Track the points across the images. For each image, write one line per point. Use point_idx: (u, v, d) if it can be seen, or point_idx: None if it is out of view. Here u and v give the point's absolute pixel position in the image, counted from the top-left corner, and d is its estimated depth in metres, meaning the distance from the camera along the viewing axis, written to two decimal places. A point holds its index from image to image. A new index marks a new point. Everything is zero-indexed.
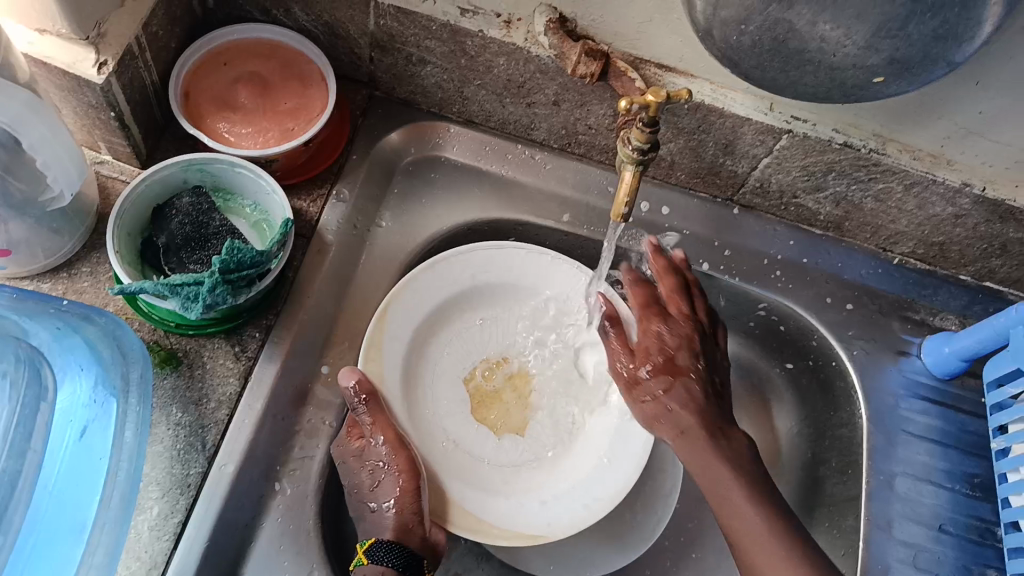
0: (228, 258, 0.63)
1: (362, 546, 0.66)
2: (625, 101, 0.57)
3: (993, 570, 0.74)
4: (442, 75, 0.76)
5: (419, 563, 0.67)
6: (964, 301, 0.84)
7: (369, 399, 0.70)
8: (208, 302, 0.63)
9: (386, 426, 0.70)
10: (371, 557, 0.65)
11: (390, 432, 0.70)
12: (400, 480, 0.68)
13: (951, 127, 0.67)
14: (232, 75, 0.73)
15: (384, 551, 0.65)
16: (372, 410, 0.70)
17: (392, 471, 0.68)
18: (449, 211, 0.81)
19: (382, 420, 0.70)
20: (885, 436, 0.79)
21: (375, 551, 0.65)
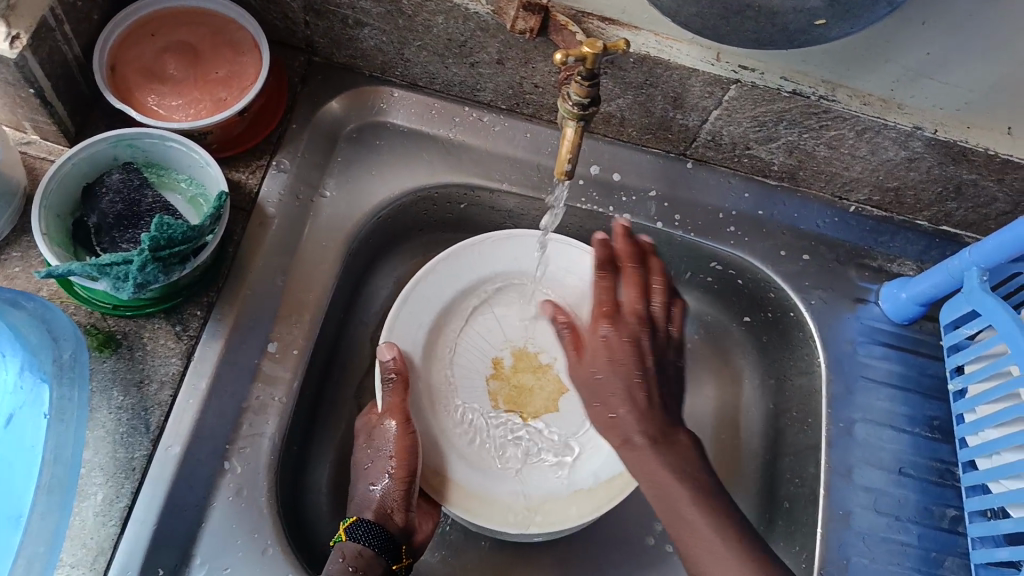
0: (156, 235, 0.61)
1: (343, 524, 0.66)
2: (560, 54, 0.54)
3: (951, 510, 0.75)
4: (381, 37, 0.73)
5: (398, 547, 0.66)
6: (921, 246, 0.84)
7: (399, 379, 0.70)
8: (139, 282, 0.61)
9: (398, 410, 0.69)
10: (350, 534, 0.65)
11: (401, 414, 0.69)
12: (393, 466, 0.67)
13: (900, 70, 0.66)
14: (159, 46, 0.69)
15: (364, 530, 0.65)
16: (395, 388, 0.69)
17: (388, 453, 0.67)
18: (395, 175, 0.79)
19: (397, 404, 0.69)
20: (844, 384, 0.79)
21: (356, 527, 0.65)
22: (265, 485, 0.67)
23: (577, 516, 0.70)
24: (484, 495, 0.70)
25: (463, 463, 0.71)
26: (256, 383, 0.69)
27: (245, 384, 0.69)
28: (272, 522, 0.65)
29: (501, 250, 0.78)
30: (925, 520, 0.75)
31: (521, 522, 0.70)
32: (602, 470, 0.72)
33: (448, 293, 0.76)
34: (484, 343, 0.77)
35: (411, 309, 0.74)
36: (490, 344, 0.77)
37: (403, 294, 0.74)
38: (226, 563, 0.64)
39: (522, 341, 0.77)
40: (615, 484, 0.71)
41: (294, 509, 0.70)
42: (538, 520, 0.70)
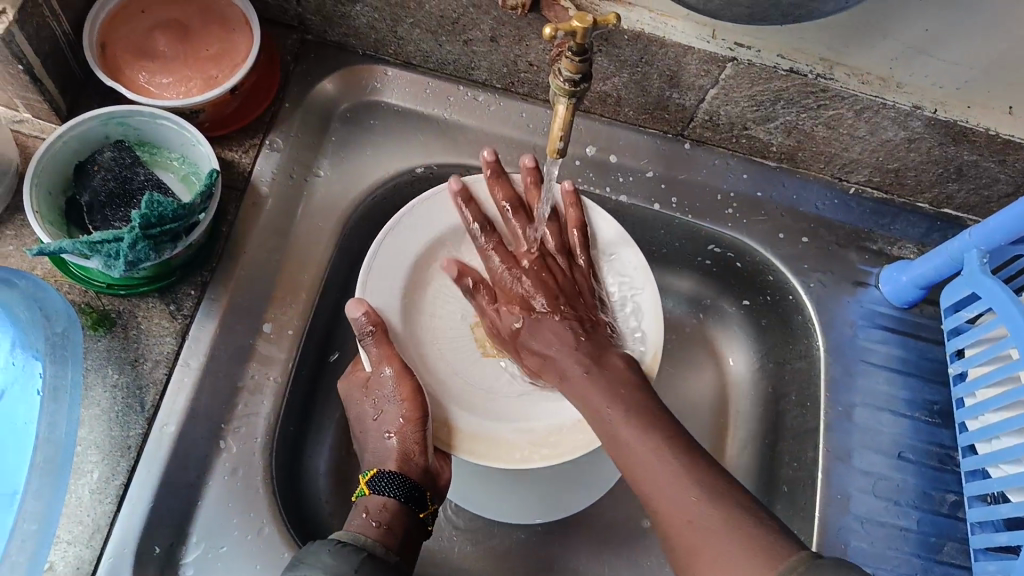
0: (148, 213, 0.61)
1: (365, 476, 0.63)
2: (549, 28, 0.53)
3: (950, 495, 0.74)
4: (373, 14, 0.72)
5: (423, 494, 0.63)
6: (921, 228, 0.83)
7: (377, 330, 0.67)
8: (130, 260, 0.61)
9: (393, 356, 0.66)
10: (373, 486, 0.62)
11: (397, 360, 0.66)
12: (403, 411, 0.65)
13: (899, 46, 0.65)
14: (149, 23, 0.69)
15: (388, 482, 0.62)
16: (378, 341, 0.66)
17: (395, 403, 0.65)
18: (391, 155, 0.79)
19: (389, 351, 0.67)
20: (842, 367, 0.78)
21: (379, 479, 0.62)
22: (260, 463, 0.67)
23: (584, 443, 0.67)
24: (485, 436, 0.67)
25: (463, 410, 0.68)
26: (250, 362, 0.69)
27: (239, 363, 0.69)
28: (267, 501, 0.66)
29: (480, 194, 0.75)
30: (924, 504, 0.74)
31: (525, 458, 0.66)
32: None
33: (416, 253, 0.73)
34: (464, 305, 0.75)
35: (385, 262, 0.71)
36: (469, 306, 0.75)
37: (374, 250, 0.71)
38: (222, 543, 0.64)
39: None
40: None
41: (291, 489, 0.70)
42: (543, 454, 0.67)
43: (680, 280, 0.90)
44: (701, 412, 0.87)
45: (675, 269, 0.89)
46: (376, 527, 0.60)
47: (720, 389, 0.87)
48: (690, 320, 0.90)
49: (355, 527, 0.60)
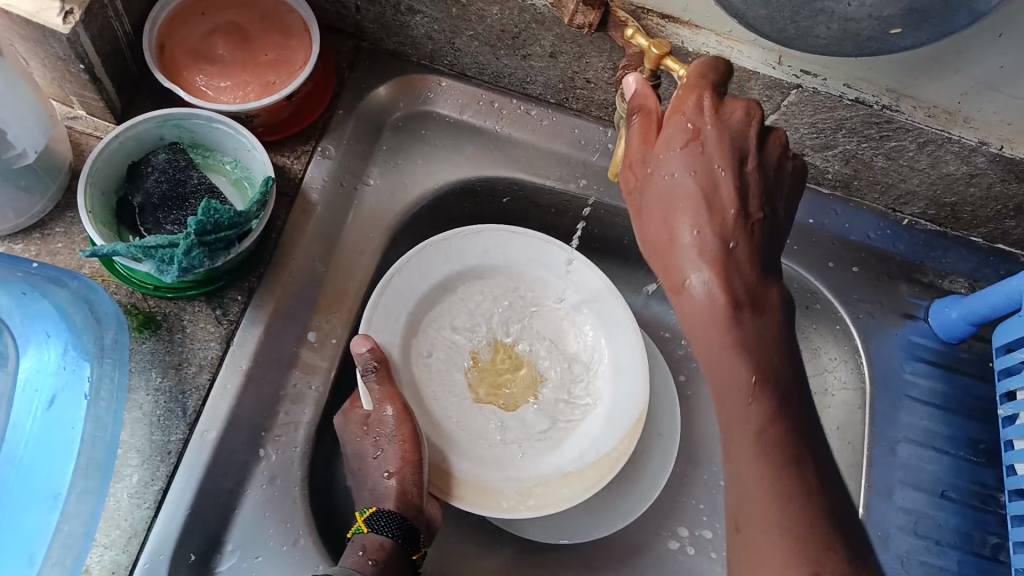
0: (204, 219, 0.61)
1: (362, 514, 0.65)
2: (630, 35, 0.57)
3: (992, 537, 0.73)
4: (432, 25, 0.71)
5: (417, 535, 0.65)
6: (973, 263, 0.81)
7: (381, 366, 0.66)
8: (184, 266, 0.61)
9: (394, 397, 0.66)
10: (371, 524, 0.64)
11: (399, 401, 0.66)
12: (402, 451, 0.65)
13: (969, 82, 0.63)
14: (208, 27, 0.68)
15: (386, 521, 0.64)
16: (382, 378, 0.66)
17: (394, 441, 0.65)
18: (440, 166, 0.78)
19: (390, 392, 0.66)
20: (888, 402, 0.77)
21: (377, 519, 0.64)
22: (297, 475, 0.66)
23: (570, 496, 0.69)
24: (475, 482, 0.69)
25: (462, 458, 0.70)
26: (293, 370, 0.69)
27: (283, 372, 0.68)
28: (302, 512, 0.65)
29: (475, 243, 0.76)
30: (965, 545, 0.73)
31: (513, 507, 0.68)
32: (588, 450, 0.71)
33: (421, 288, 0.74)
34: (464, 340, 0.76)
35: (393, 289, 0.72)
36: (468, 340, 0.76)
37: (381, 284, 0.70)
38: (259, 552, 0.64)
39: (499, 334, 0.77)
40: (606, 460, 0.70)
41: (324, 501, 0.70)
42: (529, 504, 0.69)
43: None
44: None
45: None
46: (371, 564, 0.62)
47: None
48: None
49: (351, 563, 0.61)
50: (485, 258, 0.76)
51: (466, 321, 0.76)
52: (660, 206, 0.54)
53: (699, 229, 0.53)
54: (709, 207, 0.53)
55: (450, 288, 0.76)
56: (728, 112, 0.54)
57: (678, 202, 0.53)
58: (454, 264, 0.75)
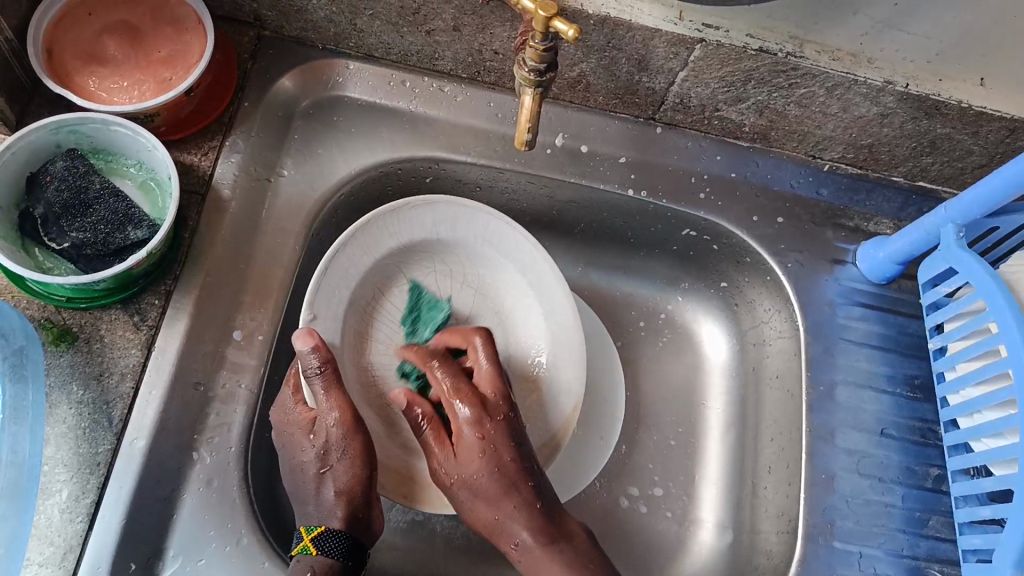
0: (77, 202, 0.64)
1: (308, 532, 0.61)
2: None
3: (934, 468, 0.74)
4: (331, 8, 0.70)
5: (362, 549, 0.63)
6: (897, 203, 0.82)
7: (327, 367, 0.64)
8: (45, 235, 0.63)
9: (342, 401, 0.64)
10: (320, 547, 0.60)
11: (345, 408, 0.64)
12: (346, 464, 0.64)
13: (869, 21, 0.64)
14: (98, 27, 0.66)
15: (333, 541, 0.61)
16: (327, 381, 0.64)
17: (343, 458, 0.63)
18: (356, 151, 0.77)
19: (336, 395, 0.64)
20: (822, 347, 0.77)
21: (325, 540, 0.61)
22: (236, 475, 0.65)
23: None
24: (428, 480, 0.70)
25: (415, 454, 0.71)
26: (221, 370, 0.68)
27: (208, 372, 0.67)
28: (242, 510, 0.65)
29: (430, 217, 0.74)
30: (909, 480, 0.74)
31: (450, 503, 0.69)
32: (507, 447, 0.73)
33: (364, 262, 0.72)
34: (401, 317, 0.75)
35: (331, 284, 0.69)
36: (406, 318, 0.75)
37: (319, 270, 0.68)
38: (200, 556, 0.63)
39: (441, 312, 0.76)
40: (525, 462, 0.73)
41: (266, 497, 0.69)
42: (448, 498, 0.69)
43: (656, 266, 0.89)
44: (682, 397, 0.86)
45: (650, 255, 0.88)
46: None
47: (699, 373, 0.87)
48: (665, 305, 0.89)
49: None
50: (433, 230, 0.75)
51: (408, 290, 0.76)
52: (472, 498, 0.64)
53: (522, 510, 0.63)
54: (506, 497, 0.63)
55: (394, 259, 0.75)
56: (467, 429, 0.64)
57: (479, 479, 0.63)
58: (403, 236, 0.74)
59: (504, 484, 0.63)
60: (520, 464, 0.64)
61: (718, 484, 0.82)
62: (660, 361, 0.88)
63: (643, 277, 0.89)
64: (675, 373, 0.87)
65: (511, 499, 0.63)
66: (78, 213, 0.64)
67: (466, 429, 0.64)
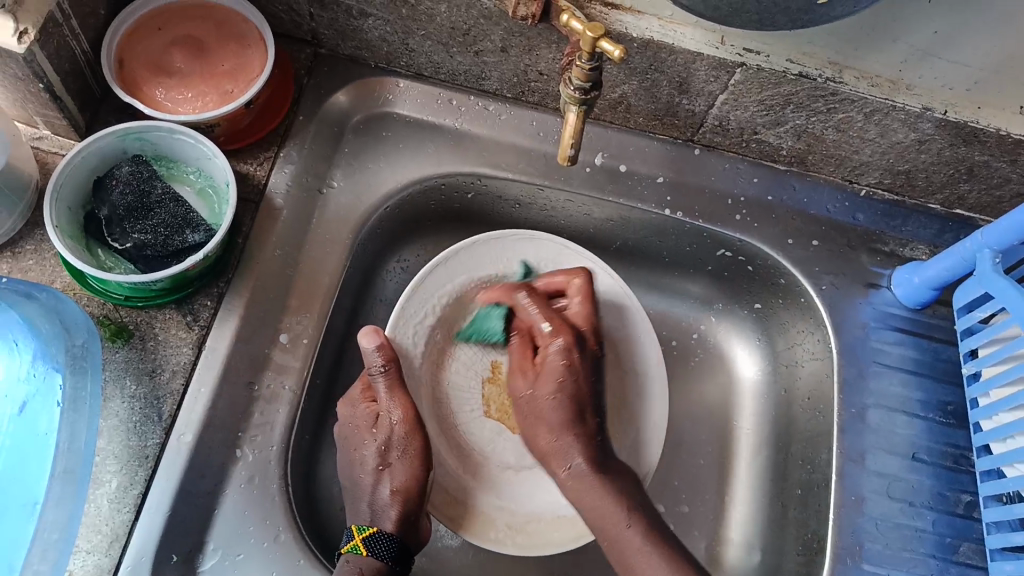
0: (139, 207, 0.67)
1: (359, 533, 0.65)
2: (566, 18, 0.58)
3: (966, 495, 0.74)
4: (385, 28, 0.73)
5: (409, 557, 0.66)
6: (934, 230, 0.83)
7: (389, 365, 0.68)
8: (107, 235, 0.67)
9: (405, 403, 0.68)
10: (370, 547, 0.64)
11: (409, 409, 0.68)
12: (408, 466, 0.67)
13: (908, 49, 0.65)
14: (166, 41, 0.70)
15: (383, 543, 0.64)
16: (390, 379, 0.68)
17: (403, 457, 0.67)
18: (403, 165, 0.79)
19: (399, 394, 0.68)
20: (855, 369, 0.78)
21: (376, 541, 0.64)
22: (277, 473, 0.67)
23: (560, 542, 0.71)
24: (478, 511, 0.71)
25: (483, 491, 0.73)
26: (266, 371, 0.70)
27: (254, 372, 0.70)
28: (282, 509, 0.66)
29: (537, 251, 0.78)
30: (940, 505, 0.74)
31: (501, 539, 0.70)
32: None
33: (461, 283, 0.76)
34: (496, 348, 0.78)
35: (424, 291, 0.74)
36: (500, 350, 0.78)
37: (421, 274, 0.74)
38: (241, 550, 0.65)
39: None
40: None
41: (304, 496, 0.71)
42: (518, 540, 0.70)
43: (691, 286, 0.90)
44: (714, 416, 0.87)
45: (685, 275, 0.89)
46: None
47: (732, 393, 0.88)
48: (699, 325, 0.90)
49: None
50: (534, 268, 0.78)
51: None
52: (546, 428, 0.68)
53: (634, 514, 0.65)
54: (586, 444, 0.68)
55: None
56: (557, 352, 0.69)
57: (552, 399, 0.68)
58: (503, 263, 0.78)
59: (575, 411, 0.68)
60: (580, 396, 0.69)
61: (748, 504, 0.82)
62: (693, 380, 0.89)
63: (677, 297, 0.91)
64: (707, 394, 0.88)
65: (572, 430, 0.68)
66: (140, 216, 0.67)
67: (557, 347, 0.69)
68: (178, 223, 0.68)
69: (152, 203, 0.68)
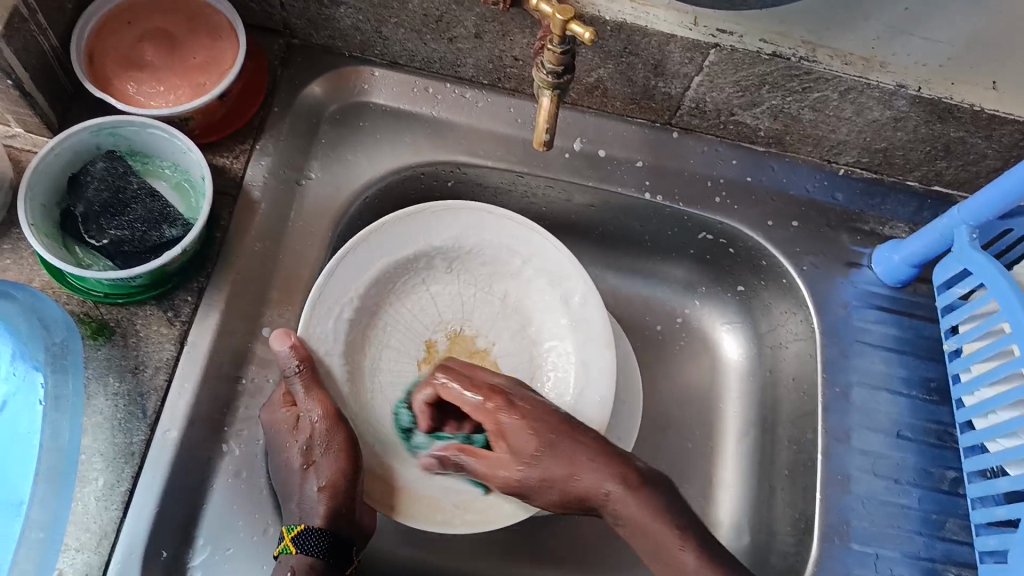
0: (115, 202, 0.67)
1: (289, 531, 0.62)
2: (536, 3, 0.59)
3: (950, 471, 0.75)
4: (357, 16, 0.73)
5: (348, 548, 0.63)
6: (912, 207, 0.83)
7: (304, 366, 0.67)
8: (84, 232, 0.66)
9: (325, 400, 0.67)
10: (300, 545, 0.61)
11: (327, 403, 0.66)
12: (337, 460, 0.64)
13: (880, 27, 0.65)
14: (136, 34, 0.69)
15: (313, 540, 0.61)
16: (306, 379, 0.67)
17: (326, 453, 0.64)
18: (381, 155, 0.79)
19: (317, 392, 0.67)
20: (838, 349, 0.78)
21: (305, 538, 0.61)
22: (261, 466, 0.68)
23: (514, 513, 0.69)
24: (413, 492, 0.70)
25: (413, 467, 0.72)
26: (249, 365, 0.70)
27: (236, 365, 0.70)
28: (269, 502, 0.67)
29: (462, 219, 0.77)
30: (924, 482, 0.74)
31: (447, 520, 0.69)
32: None
33: (386, 262, 0.75)
34: (422, 323, 0.78)
35: (342, 273, 0.72)
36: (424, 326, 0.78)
37: (342, 251, 0.72)
38: (229, 544, 0.65)
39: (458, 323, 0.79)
40: None
41: None
42: (466, 518, 0.69)
43: (673, 270, 0.90)
44: (699, 399, 0.87)
45: (668, 259, 0.90)
46: None
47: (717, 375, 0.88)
48: (682, 309, 0.91)
49: None
50: (460, 237, 0.77)
51: (427, 299, 0.78)
52: (568, 466, 0.62)
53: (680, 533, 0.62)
54: (623, 479, 0.62)
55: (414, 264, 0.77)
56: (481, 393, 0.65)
57: (536, 465, 0.62)
58: (422, 240, 0.76)
59: (571, 468, 0.62)
60: (562, 437, 0.63)
61: (736, 485, 0.83)
62: (677, 364, 0.89)
63: (660, 281, 0.91)
64: (692, 378, 0.88)
65: (592, 449, 0.63)
66: (118, 212, 0.67)
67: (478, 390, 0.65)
68: (155, 219, 0.67)
69: (128, 198, 0.67)
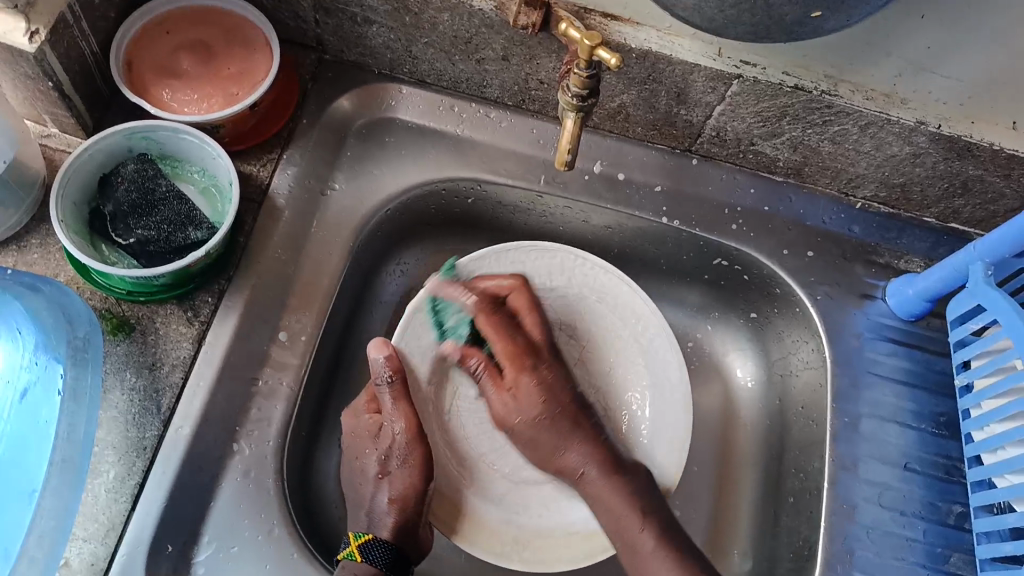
0: (143, 203, 0.69)
1: (356, 540, 0.67)
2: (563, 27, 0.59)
3: (957, 506, 0.74)
4: (389, 34, 0.74)
5: (405, 563, 0.68)
6: (929, 243, 0.84)
7: (396, 377, 0.69)
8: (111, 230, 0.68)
9: (407, 416, 0.69)
10: (366, 554, 0.65)
11: (410, 419, 0.69)
12: (409, 473, 0.68)
13: (901, 64, 0.66)
14: (173, 44, 0.71)
15: (378, 550, 0.66)
16: (395, 391, 0.69)
17: (404, 466, 0.68)
18: (404, 170, 0.81)
19: (403, 407, 0.69)
20: (849, 379, 0.78)
21: (370, 548, 0.66)
22: (272, 468, 0.68)
23: (573, 556, 0.71)
24: (481, 521, 0.72)
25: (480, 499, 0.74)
26: (264, 369, 0.71)
27: (252, 369, 0.71)
28: (278, 503, 0.67)
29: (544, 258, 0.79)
30: (932, 516, 0.74)
31: (508, 555, 0.71)
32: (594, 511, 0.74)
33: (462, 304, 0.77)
34: None
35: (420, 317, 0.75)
36: None
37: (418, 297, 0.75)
38: (233, 543, 0.66)
39: None
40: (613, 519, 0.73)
41: (298, 490, 0.72)
42: (526, 554, 0.71)
43: (687, 294, 0.91)
44: (708, 424, 0.87)
45: (683, 284, 0.90)
46: None
47: (727, 402, 0.88)
48: (694, 334, 0.91)
49: None
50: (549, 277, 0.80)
51: None
52: (549, 443, 0.71)
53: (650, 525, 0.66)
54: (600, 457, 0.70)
55: None
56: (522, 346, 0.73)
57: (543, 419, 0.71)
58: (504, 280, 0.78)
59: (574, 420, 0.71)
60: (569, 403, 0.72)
61: (741, 512, 0.83)
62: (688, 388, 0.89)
63: (674, 305, 0.91)
64: (702, 404, 0.88)
65: (576, 437, 0.70)
66: (145, 214, 0.69)
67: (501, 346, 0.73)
68: (181, 221, 0.69)
69: (155, 199, 0.69)
